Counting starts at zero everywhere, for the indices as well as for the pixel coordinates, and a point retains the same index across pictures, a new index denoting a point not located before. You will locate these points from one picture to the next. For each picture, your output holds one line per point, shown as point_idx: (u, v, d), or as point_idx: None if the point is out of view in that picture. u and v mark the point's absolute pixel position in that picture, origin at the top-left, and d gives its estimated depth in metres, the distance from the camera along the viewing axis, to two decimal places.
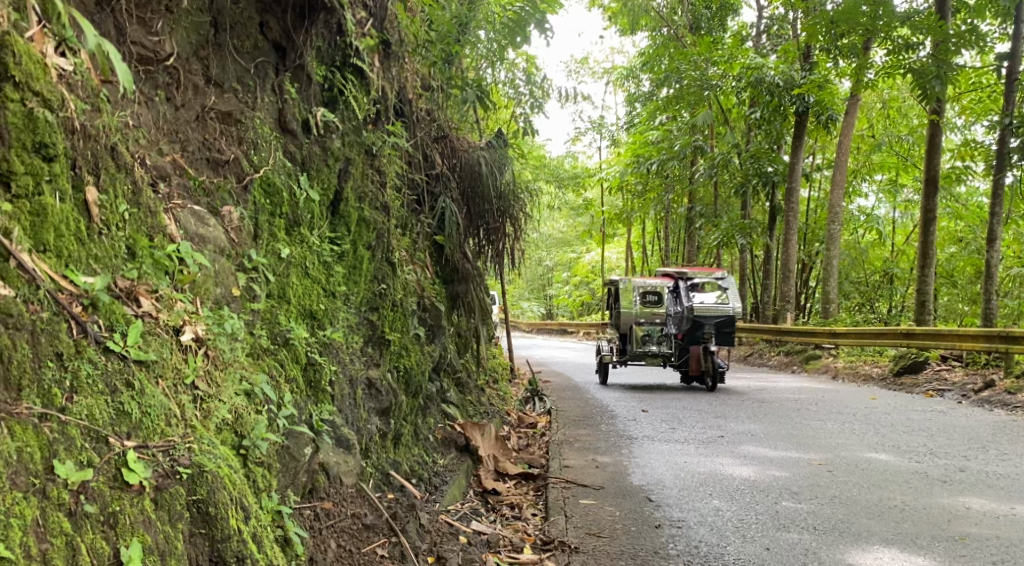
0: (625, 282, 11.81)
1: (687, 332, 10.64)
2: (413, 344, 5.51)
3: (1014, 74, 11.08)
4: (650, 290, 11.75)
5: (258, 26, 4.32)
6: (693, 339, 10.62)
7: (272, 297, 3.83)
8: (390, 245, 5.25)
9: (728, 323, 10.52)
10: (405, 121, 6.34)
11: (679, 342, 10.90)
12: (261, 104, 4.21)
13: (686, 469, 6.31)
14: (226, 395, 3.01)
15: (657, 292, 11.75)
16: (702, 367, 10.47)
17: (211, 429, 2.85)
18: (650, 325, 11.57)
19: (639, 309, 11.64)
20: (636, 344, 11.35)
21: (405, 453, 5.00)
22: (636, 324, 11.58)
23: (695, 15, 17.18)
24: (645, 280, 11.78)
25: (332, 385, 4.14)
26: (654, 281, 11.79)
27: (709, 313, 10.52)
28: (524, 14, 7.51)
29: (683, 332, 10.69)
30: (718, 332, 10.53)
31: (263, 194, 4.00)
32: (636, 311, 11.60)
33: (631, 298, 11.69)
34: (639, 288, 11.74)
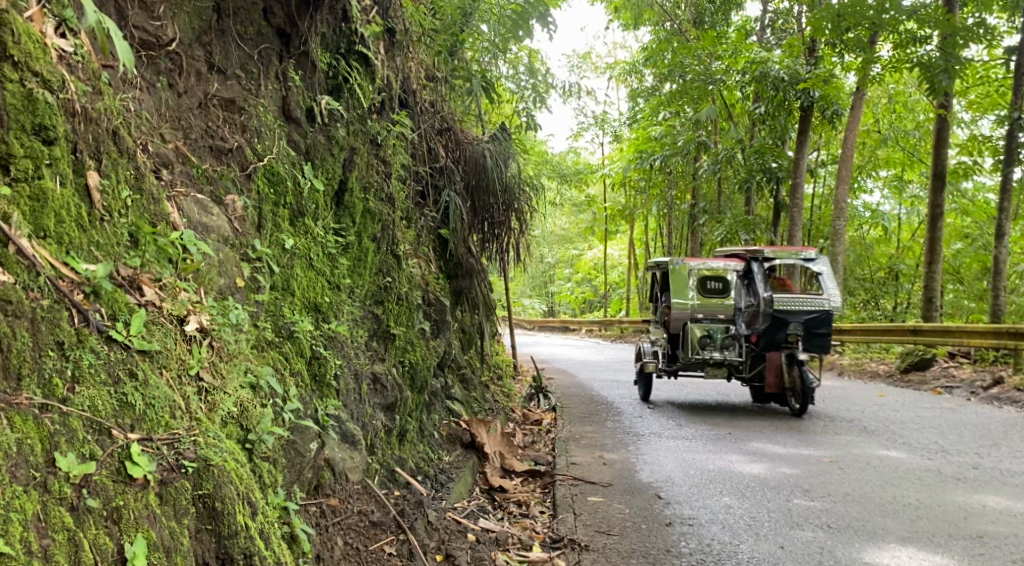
0: (679, 264, 8.56)
1: (765, 333, 8.14)
2: (418, 339, 5.43)
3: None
4: (710, 275, 8.57)
5: (262, 12, 4.22)
6: (774, 344, 8.15)
7: (277, 289, 3.75)
8: (395, 238, 5.17)
9: (823, 321, 8.08)
10: (410, 112, 6.24)
11: (752, 347, 8.31)
12: (265, 92, 4.12)
13: (695, 466, 6.21)
14: (231, 387, 2.92)
15: (721, 277, 8.58)
16: (783, 382, 8.10)
17: (217, 422, 2.76)
18: (710, 322, 8.46)
19: (698, 302, 8.48)
20: (692, 352, 8.30)
21: (410, 449, 4.93)
22: (692, 322, 8.42)
23: (698, 9, 16.99)
24: (705, 260, 8.61)
25: (338, 379, 4.07)
26: (715, 262, 8.63)
27: (798, 309, 8.06)
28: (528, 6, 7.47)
29: (760, 334, 8.15)
30: (807, 335, 8.10)
31: (268, 183, 3.91)
32: (693, 306, 8.46)
33: (684, 287, 8.53)
34: (697, 271, 8.56)
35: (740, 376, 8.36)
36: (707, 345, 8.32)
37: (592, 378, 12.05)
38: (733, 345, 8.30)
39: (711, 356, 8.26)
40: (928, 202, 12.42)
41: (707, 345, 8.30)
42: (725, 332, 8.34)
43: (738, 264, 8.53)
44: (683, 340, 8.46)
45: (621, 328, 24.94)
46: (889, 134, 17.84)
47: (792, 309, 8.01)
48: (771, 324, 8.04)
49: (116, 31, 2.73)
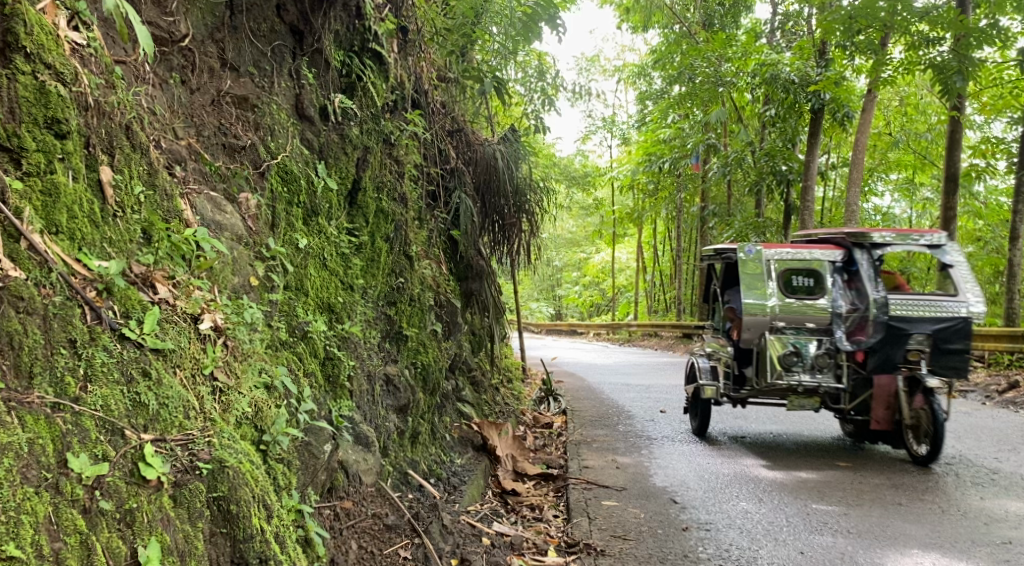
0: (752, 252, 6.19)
1: (877, 349, 5.75)
2: (430, 340, 5.37)
3: None
4: (798, 267, 6.19)
5: (275, 9, 4.18)
6: (888, 364, 5.77)
7: (291, 289, 3.71)
8: (407, 238, 5.12)
9: (959, 333, 5.66)
10: (421, 112, 6.19)
11: (855, 368, 5.95)
12: (278, 89, 4.08)
13: (709, 470, 6.13)
14: (246, 387, 2.86)
15: (812, 270, 6.20)
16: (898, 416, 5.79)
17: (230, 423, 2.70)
18: (796, 333, 6.09)
19: (780, 306, 6.07)
20: (773, 373, 5.95)
21: (422, 452, 4.90)
22: (773, 334, 6.02)
23: (708, 11, 16.95)
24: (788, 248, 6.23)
25: (352, 380, 4.04)
26: (804, 249, 6.22)
27: (921, 315, 5.71)
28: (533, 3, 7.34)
29: (869, 350, 5.78)
30: (935, 351, 5.69)
31: (281, 181, 3.85)
32: (774, 310, 6.05)
33: (761, 283, 6.13)
34: (779, 262, 6.18)
35: (837, 408, 6.04)
36: (794, 364, 5.96)
37: (601, 381, 11.95)
38: (830, 365, 5.94)
39: (797, 380, 5.91)
40: (939, 204, 12.29)
41: (792, 366, 5.94)
42: (818, 347, 5.98)
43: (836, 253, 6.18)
44: (758, 357, 6.12)
45: (629, 331, 24.92)
46: (901, 137, 17.70)
47: (915, 315, 5.66)
48: (885, 336, 5.69)
49: (132, 19, 2.69)
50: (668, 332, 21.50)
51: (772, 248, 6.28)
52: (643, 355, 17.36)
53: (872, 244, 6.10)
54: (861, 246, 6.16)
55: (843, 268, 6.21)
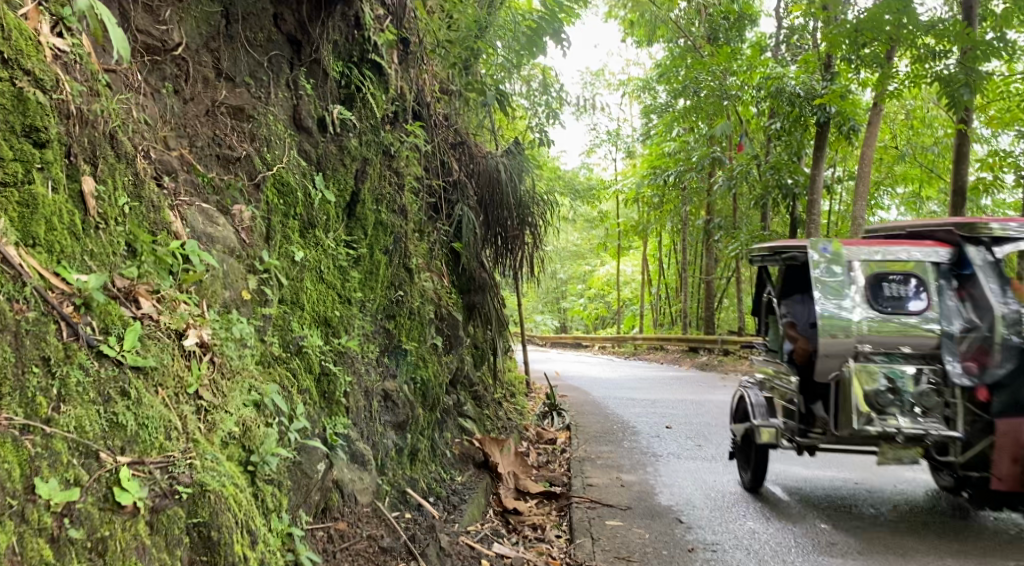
0: (826, 251, 4.98)
1: (1006, 385, 4.16)
2: (430, 355, 5.28)
3: None
4: (889, 272, 4.86)
5: (272, 18, 4.09)
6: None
7: (285, 303, 3.63)
8: (407, 251, 5.03)
9: None
10: (423, 124, 6.11)
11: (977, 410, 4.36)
12: (275, 99, 3.97)
13: (716, 489, 5.99)
14: (233, 406, 2.76)
15: (908, 275, 4.84)
16: None
17: (216, 445, 2.60)
18: (887, 361, 4.66)
19: (869, 326, 4.72)
20: (862, 417, 4.46)
21: (422, 469, 4.82)
22: (856, 364, 4.57)
23: (712, 25, 16.46)
24: (875, 248, 4.91)
25: (348, 396, 3.95)
26: (895, 248, 4.86)
27: None
28: (542, 23, 7.61)
29: (996, 385, 4.19)
30: None
31: (277, 193, 3.76)
32: (859, 332, 4.71)
33: (838, 293, 4.83)
34: (863, 266, 4.91)
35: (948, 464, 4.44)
36: (888, 404, 4.50)
37: (607, 395, 11.83)
38: (936, 405, 4.45)
39: (892, 426, 4.39)
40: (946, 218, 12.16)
41: (884, 406, 4.48)
42: (918, 381, 4.50)
43: (940, 252, 4.76)
44: (838, 394, 4.70)
45: (635, 344, 24.84)
46: (907, 150, 17.61)
47: None
48: (1017, 365, 4.12)
49: (108, 19, 2.66)
50: (674, 346, 21.40)
51: (854, 247, 5.01)
52: (647, 369, 17.25)
53: (994, 238, 4.60)
54: (975, 242, 4.69)
55: (952, 272, 4.76)
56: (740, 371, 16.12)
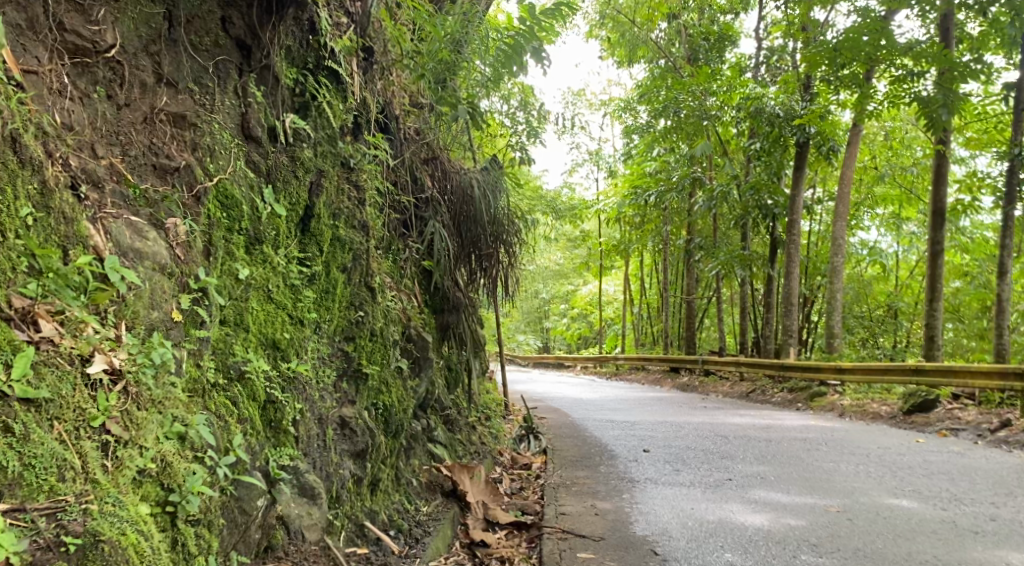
0: None
1: None
2: (394, 379, 5.01)
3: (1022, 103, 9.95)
4: None
5: (220, 22, 3.79)
6: None
7: (226, 324, 3.40)
8: (369, 269, 4.77)
9: None
10: (390, 138, 5.88)
11: None
12: (219, 107, 3.69)
13: (693, 517, 5.74)
14: (149, 440, 2.68)
15: None
16: None
17: (122, 484, 2.55)
18: None
19: None
20: None
21: (383, 500, 4.57)
22: None
23: (693, 45, 16.55)
24: None
25: (298, 424, 3.69)
26: None
27: None
28: (520, 40, 7.06)
29: None
30: None
31: (219, 206, 3.51)
32: None
33: None
34: None
35: None
36: None
37: (586, 418, 11.56)
38: None
39: None
40: (927, 239, 12.02)
41: None
42: None
43: None
44: None
45: (616, 364, 24.60)
46: (886, 171, 17.65)
47: None
48: None
49: None
50: (656, 366, 21.19)
51: None
52: (629, 390, 16.99)
53: None
54: None
55: None
56: (720, 391, 15.93)
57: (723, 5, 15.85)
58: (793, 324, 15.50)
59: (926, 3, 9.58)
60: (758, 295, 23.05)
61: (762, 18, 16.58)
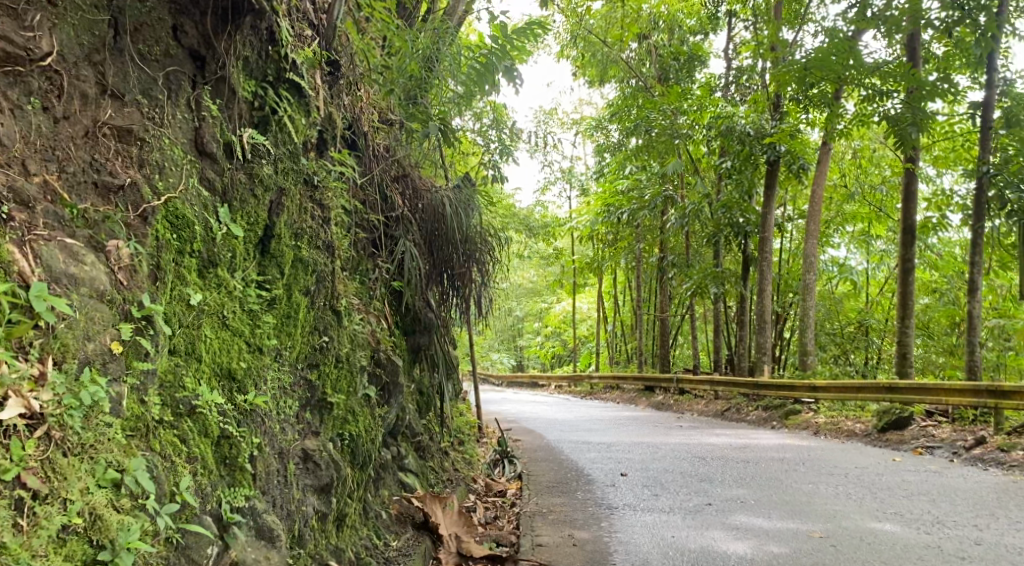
0: None
1: None
2: (362, 407, 4.75)
3: (990, 123, 9.77)
4: None
5: (171, 30, 3.54)
6: None
7: (176, 354, 3.15)
8: (335, 291, 4.52)
9: None
10: (357, 154, 5.65)
11: None
12: (170, 121, 3.43)
13: (674, 546, 5.52)
14: (75, 491, 2.51)
15: None
16: None
17: (38, 546, 2.38)
18: None
19: None
20: None
21: (350, 536, 4.30)
22: None
23: (663, 65, 16.97)
24: None
25: (255, 460, 3.43)
26: None
27: None
28: (493, 59, 6.87)
29: None
30: None
31: (169, 227, 3.25)
32: None
33: None
34: None
35: None
36: None
37: (562, 439, 11.33)
38: None
39: None
40: (898, 257, 11.98)
41: None
42: None
43: None
44: None
45: (591, 383, 24.43)
46: (856, 189, 17.73)
47: None
48: None
49: None
50: (630, 385, 21.06)
51: None
52: (604, 410, 16.80)
53: None
54: None
55: None
56: (695, 409, 15.80)
57: (693, 25, 15.83)
58: (767, 342, 15.38)
59: (892, 23, 9.58)
60: (731, 313, 23.03)
61: (732, 38, 16.66)
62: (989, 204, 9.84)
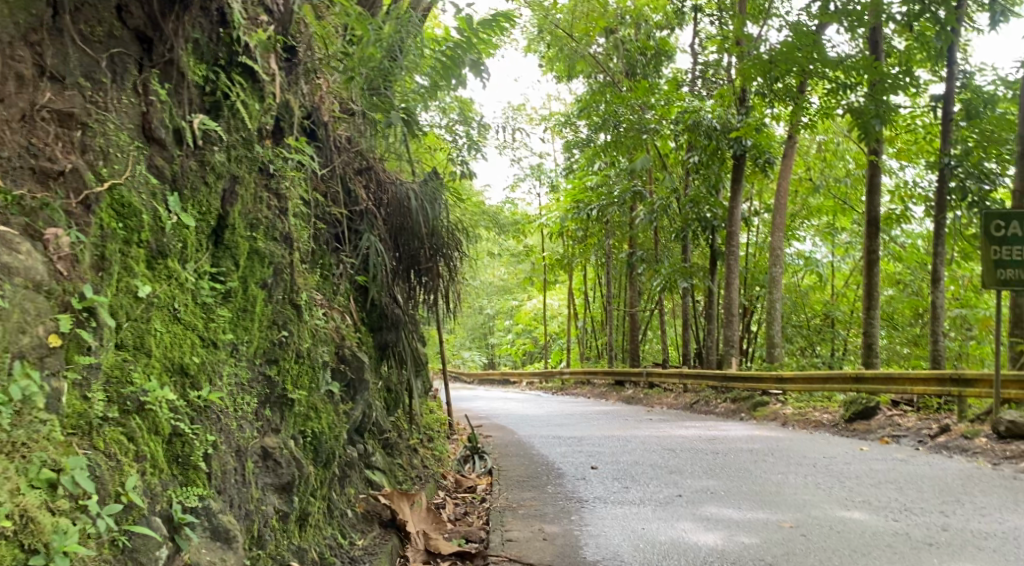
0: None
1: None
2: (324, 403, 4.61)
3: (951, 115, 9.81)
4: None
5: (115, 10, 3.38)
6: None
7: (124, 349, 3.01)
8: (294, 284, 4.37)
9: None
10: (318, 145, 5.49)
11: None
12: (115, 105, 3.28)
13: (645, 538, 5.46)
14: (6, 493, 2.36)
15: None
16: None
17: None
18: None
19: None
20: None
21: (313, 535, 4.18)
22: None
23: (629, 60, 16.40)
24: None
25: (210, 459, 3.29)
26: None
27: None
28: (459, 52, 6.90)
29: None
30: None
31: (115, 216, 3.10)
32: None
33: None
34: None
35: None
36: None
37: (533, 434, 11.26)
38: None
39: None
40: (863, 249, 12.02)
41: None
42: None
43: None
44: None
45: (563, 379, 24.41)
46: (821, 183, 17.89)
47: None
48: None
49: None
50: (601, 380, 21.06)
51: None
52: (574, 405, 16.78)
53: None
54: None
55: None
56: (665, 402, 15.82)
57: (659, 19, 15.80)
58: (735, 335, 15.42)
59: (854, 16, 9.60)
60: (699, 307, 23.13)
61: (698, 33, 16.67)
62: (951, 196, 9.77)
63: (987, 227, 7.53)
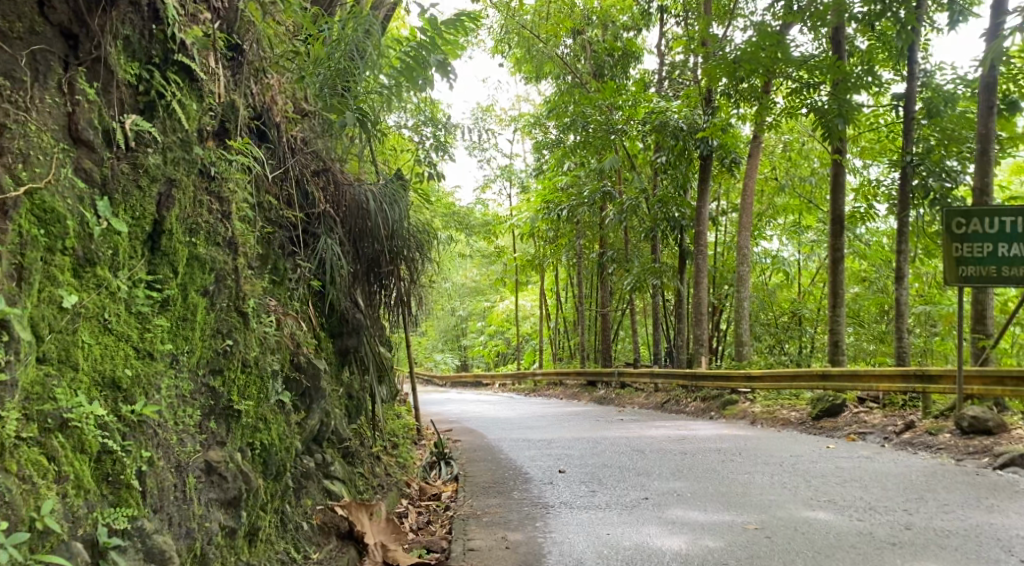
0: None
1: None
2: (275, 413, 4.45)
3: (912, 113, 9.83)
4: None
5: (36, 4, 3.21)
6: None
7: (48, 363, 2.87)
8: (240, 291, 4.21)
9: None
10: (270, 147, 5.33)
11: None
12: (38, 105, 3.10)
13: (609, 544, 5.37)
14: None
15: None
16: None
17: None
18: None
19: None
20: None
21: (264, 551, 4.02)
22: None
23: (598, 61, 16.45)
24: None
25: (144, 477, 3.13)
26: None
27: None
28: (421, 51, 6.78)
29: None
30: None
31: (35, 222, 2.92)
32: None
33: None
34: None
35: None
36: None
37: (502, 437, 11.14)
38: None
39: None
40: (829, 247, 12.07)
41: None
42: None
43: None
44: None
45: (535, 380, 24.31)
46: (786, 182, 17.99)
47: None
48: None
49: None
50: (573, 381, 20.99)
51: None
52: (547, 406, 16.67)
53: None
54: None
55: None
56: (636, 402, 15.78)
57: (626, 21, 15.77)
58: (703, 334, 15.39)
59: (817, 16, 9.59)
60: (669, 307, 23.15)
61: (664, 34, 16.68)
62: (913, 193, 9.84)
63: (948, 224, 7.57)
